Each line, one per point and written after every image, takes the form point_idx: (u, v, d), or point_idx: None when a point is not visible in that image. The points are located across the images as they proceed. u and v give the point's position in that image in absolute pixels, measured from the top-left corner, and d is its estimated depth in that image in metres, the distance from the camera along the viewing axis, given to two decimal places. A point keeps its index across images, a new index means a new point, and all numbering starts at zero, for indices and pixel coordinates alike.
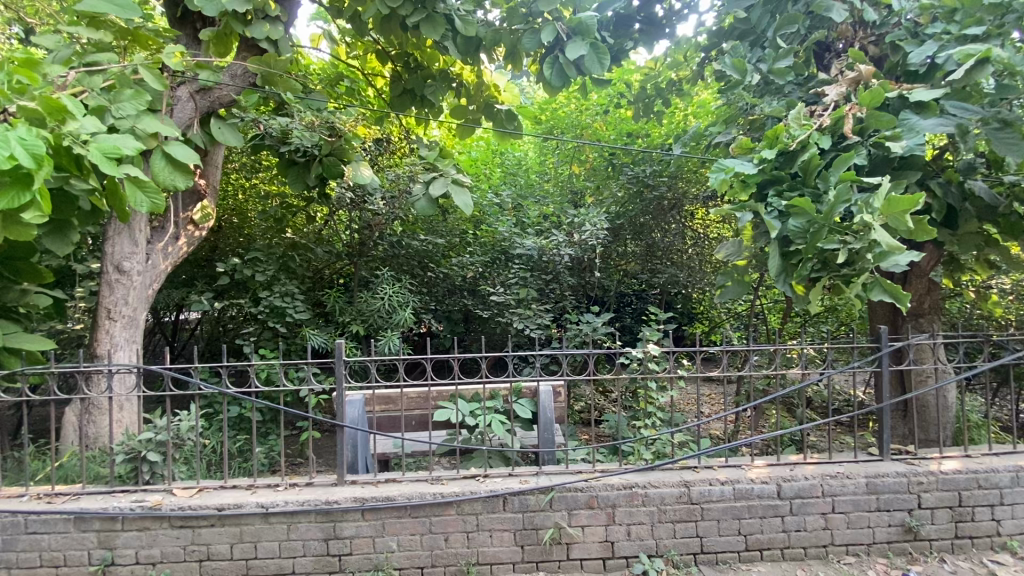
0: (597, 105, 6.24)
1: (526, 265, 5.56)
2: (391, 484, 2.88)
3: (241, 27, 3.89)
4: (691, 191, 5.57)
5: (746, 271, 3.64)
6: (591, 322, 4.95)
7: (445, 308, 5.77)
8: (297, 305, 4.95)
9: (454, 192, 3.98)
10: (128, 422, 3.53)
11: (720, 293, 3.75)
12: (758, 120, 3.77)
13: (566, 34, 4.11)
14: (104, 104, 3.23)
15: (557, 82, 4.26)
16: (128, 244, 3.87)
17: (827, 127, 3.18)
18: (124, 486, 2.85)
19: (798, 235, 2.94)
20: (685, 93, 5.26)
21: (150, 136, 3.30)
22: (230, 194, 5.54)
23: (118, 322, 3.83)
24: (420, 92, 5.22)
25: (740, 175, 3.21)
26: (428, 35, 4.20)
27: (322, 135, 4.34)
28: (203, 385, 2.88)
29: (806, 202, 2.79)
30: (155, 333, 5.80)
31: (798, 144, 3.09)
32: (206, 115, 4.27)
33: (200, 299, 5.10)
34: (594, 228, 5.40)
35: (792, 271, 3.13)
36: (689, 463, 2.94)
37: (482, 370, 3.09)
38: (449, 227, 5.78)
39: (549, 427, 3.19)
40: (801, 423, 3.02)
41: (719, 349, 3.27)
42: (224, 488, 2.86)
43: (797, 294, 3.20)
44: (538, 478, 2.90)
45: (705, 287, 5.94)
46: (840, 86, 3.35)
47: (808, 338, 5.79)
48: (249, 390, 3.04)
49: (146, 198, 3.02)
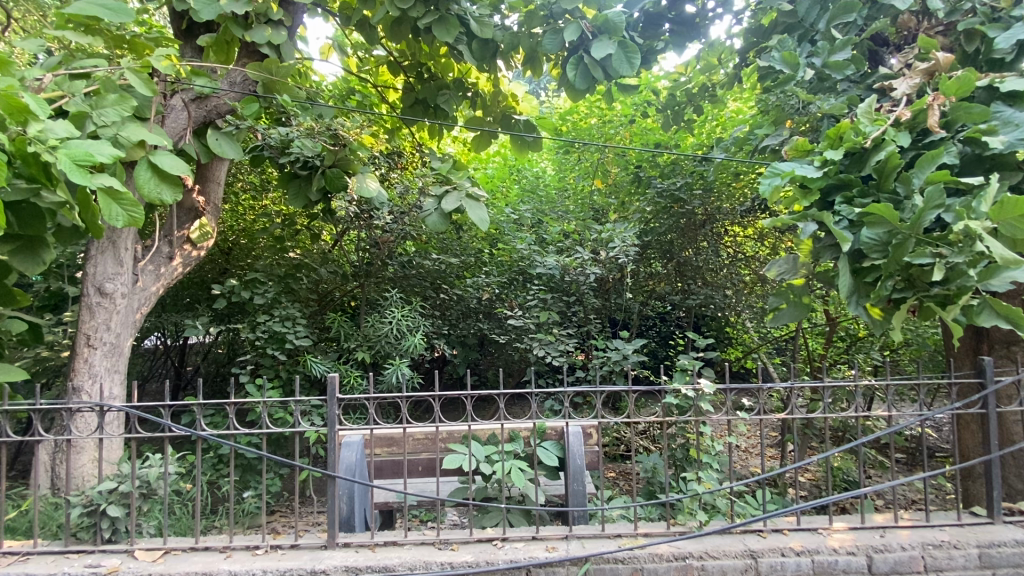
0: (622, 115, 5.76)
1: (546, 285, 5.08)
2: (390, 549, 2.40)
3: (241, 30, 3.63)
4: (726, 206, 5.14)
5: (803, 291, 3.16)
6: (622, 349, 4.44)
7: (459, 333, 5.34)
8: (298, 330, 4.57)
9: (468, 207, 3.62)
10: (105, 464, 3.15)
11: (773, 317, 3.25)
12: (813, 120, 3.31)
13: (592, 32, 3.76)
14: (84, 110, 2.94)
15: (582, 85, 3.85)
16: (112, 263, 3.51)
17: (904, 122, 2.72)
18: (81, 546, 2.43)
19: (875, 247, 2.50)
20: (719, 99, 4.84)
21: (135, 144, 3.01)
22: (238, 215, 5.28)
23: (98, 350, 3.45)
24: (433, 102, 4.87)
25: (799, 182, 2.79)
26: (441, 38, 3.88)
27: (323, 143, 3.96)
28: (175, 428, 2.47)
29: (886, 207, 2.37)
30: (160, 358, 5.53)
31: (871, 142, 2.63)
32: (203, 126, 3.97)
33: (195, 324, 4.71)
34: (623, 244, 4.88)
35: (866, 291, 2.66)
36: (752, 526, 2.48)
37: (501, 410, 2.65)
38: (463, 246, 5.37)
39: (580, 477, 2.71)
40: (892, 479, 2.51)
41: (775, 381, 2.81)
42: (194, 550, 2.41)
43: (874, 319, 2.70)
44: (568, 544, 2.41)
45: (743, 309, 5.45)
46: (911, 78, 2.92)
47: (855, 367, 5.38)
48: (228, 433, 2.66)
49: (122, 210, 2.72)
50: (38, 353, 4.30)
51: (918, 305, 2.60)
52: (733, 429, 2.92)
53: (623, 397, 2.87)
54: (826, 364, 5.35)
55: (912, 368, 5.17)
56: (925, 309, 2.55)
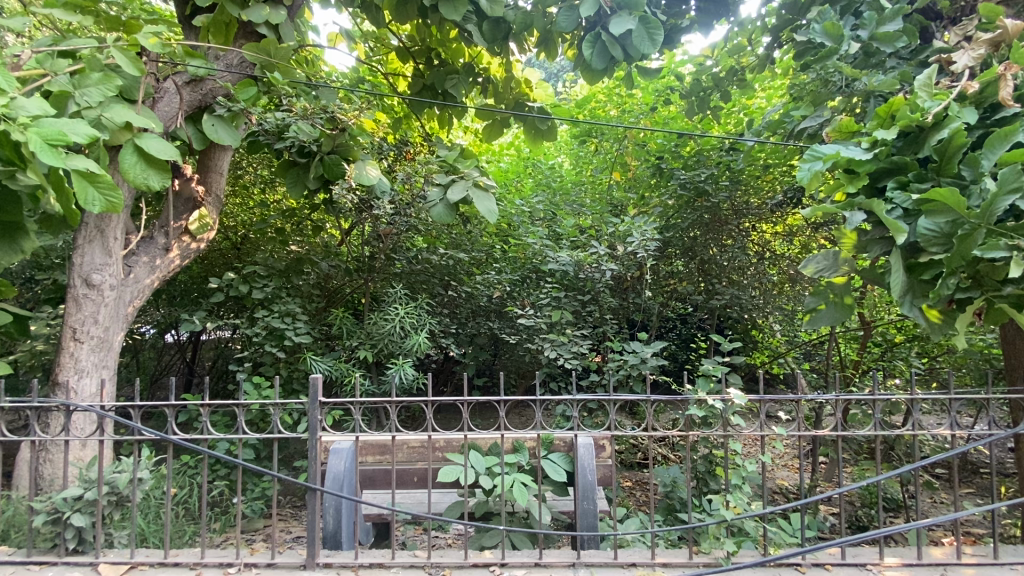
0: (643, 103, 5.43)
1: (559, 283, 4.76)
2: (374, 573, 2.21)
3: (235, 9, 3.42)
4: (754, 201, 4.91)
5: (846, 291, 2.82)
6: (639, 352, 4.13)
7: (469, 332, 5.11)
8: (297, 326, 4.41)
9: (476, 197, 3.37)
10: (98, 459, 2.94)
11: (810, 318, 2.92)
12: (858, 99, 2.96)
13: (611, 7, 3.43)
14: (66, 89, 2.76)
15: (600, 65, 3.52)
16: (100, 254, 3.34)
17: (970, 97, 2.37)
18: (45, 557, 2.31)
19: (934, 239, 2.18)
20: (749, 85, 4.48)
21: (120, 126, 2.82)
22: (240, 208, 5.14)
23: (85, 344, 3.29)
24: (442, 87, 4.60)
25: (843, 167, 2.48)
26: (448, 16, 3.59)
27: (320, 127, 3.75)
28: (143, 431, 2.29)
29: (947, 192, 2.06)
30: (172, 352, 5.43)
31: (933, 119, 2.29)
32: (199, 111, 3.80)
33: (191, 319, 4.54)
34: (642, 238, 4.52)
35: (921, 290, 2.33)
36: (790, 560, 2.30)
37: (502, 418, 2.41)
38: (473, 241, 5.09)
39: (590, 494, 2.45)
40: (951, 512, 2.22)
41: (801, 394, 2.55)
42: (163, 566, 2.27)
43: (932, 322, 2.34)
44: (575, 573, 2.19)
45: (773, 311, 5.08)
46: (973, 49, 2.56)
47: (892, 375, 4.99)
48: (202, 438, 2.47)
49: (98, 194, 2.47)
50: (33, 348, 4.21)
51: (987, 307, 2.27)
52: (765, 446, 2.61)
53: (643, 408, 2.56)
54: (858, 371, 5.10)
55: (953, 377, 4.79)
56: (997, 312, 2.23)
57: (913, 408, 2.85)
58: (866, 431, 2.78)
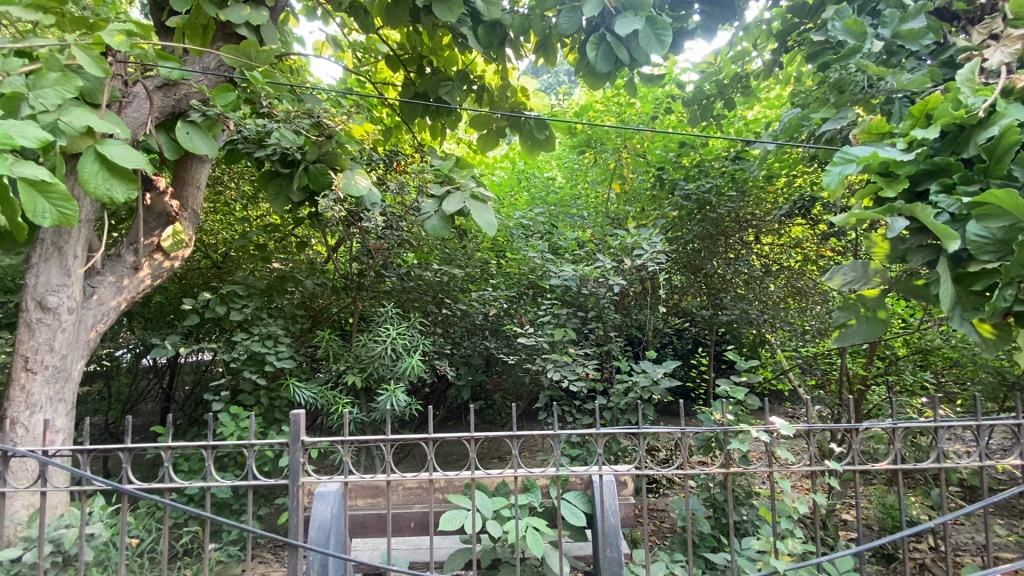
0: (643, 112, 5.29)
1: (559, 299, 4.50)
2: None
3: (213, 9, 3.18)
4: (759, 212, 4.74)
5: (880, 304, 2.56)
6: (649, 373, 3.86)
7: (463, 352, 4.79)
8: (279, 350, 4.08)
9: (474, 209, 3.09)
10: (51, 505, 2.61)
11: (840, 335, 2.64)
12: (882, 100, 2.79)
13: (617, 8, 3.23)
14: (18, 91, 2.43)
15: (603, 68, 3.31)
16: (56, 274, 3.00)
17: (1016, 92, 2.19)
18: None
19: (986, 246, 1.97)
20: (754, 94, 4.35)
21: (79, 132, 2.51)
22: (219, 224, 4.83)
23: (38, 375, 2.94)
24: (434, 95, 4.37)
25: (879, 170, 2.26)
26: (442, 18, 3.34)
27: (305, 135, 3.51)
28: (94, 480, 1.96)
29: (1007, 194, 1.85)
30: (148, 378, 5.06)
31: (979, 116, 2.10)
32: (171, 119, 3.52)
33: (162, 344, 4.18)
34: (651, 250, 4.26)
35: (971, 302, 2.12)
36: None
37: (514, 456, 2.12)
38: (468, 256, 4.85)
39: (614, 542, 2.16)
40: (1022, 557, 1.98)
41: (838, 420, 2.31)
42: None
43: (986, 338, 2.12)
44: None
45: (782, 325, 4.87)
46: (1010, 45, 2.39)
47: (902, 391, 4.79)
48: (164, 485, 2.14)
49: (50, 205, 2.12)
50: None
51: None
52: (815, 483, 2.46)
53: (679, 442, 2.29)
54: (866, 387, 4.76)
55: (960, 392, 4.61)
56: None
57: (977, 434, 2.51)
58: (929, 463, 2.44)
